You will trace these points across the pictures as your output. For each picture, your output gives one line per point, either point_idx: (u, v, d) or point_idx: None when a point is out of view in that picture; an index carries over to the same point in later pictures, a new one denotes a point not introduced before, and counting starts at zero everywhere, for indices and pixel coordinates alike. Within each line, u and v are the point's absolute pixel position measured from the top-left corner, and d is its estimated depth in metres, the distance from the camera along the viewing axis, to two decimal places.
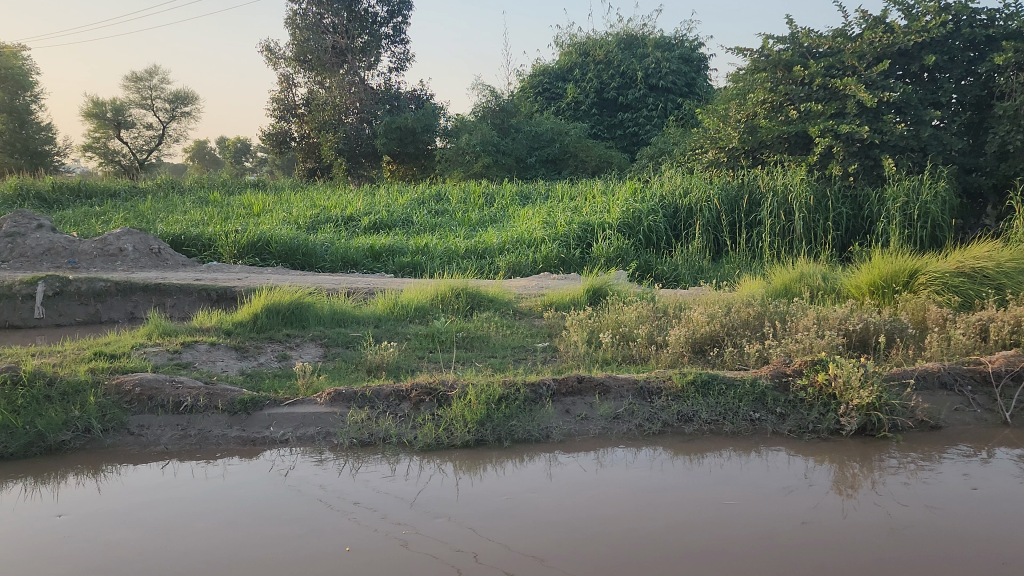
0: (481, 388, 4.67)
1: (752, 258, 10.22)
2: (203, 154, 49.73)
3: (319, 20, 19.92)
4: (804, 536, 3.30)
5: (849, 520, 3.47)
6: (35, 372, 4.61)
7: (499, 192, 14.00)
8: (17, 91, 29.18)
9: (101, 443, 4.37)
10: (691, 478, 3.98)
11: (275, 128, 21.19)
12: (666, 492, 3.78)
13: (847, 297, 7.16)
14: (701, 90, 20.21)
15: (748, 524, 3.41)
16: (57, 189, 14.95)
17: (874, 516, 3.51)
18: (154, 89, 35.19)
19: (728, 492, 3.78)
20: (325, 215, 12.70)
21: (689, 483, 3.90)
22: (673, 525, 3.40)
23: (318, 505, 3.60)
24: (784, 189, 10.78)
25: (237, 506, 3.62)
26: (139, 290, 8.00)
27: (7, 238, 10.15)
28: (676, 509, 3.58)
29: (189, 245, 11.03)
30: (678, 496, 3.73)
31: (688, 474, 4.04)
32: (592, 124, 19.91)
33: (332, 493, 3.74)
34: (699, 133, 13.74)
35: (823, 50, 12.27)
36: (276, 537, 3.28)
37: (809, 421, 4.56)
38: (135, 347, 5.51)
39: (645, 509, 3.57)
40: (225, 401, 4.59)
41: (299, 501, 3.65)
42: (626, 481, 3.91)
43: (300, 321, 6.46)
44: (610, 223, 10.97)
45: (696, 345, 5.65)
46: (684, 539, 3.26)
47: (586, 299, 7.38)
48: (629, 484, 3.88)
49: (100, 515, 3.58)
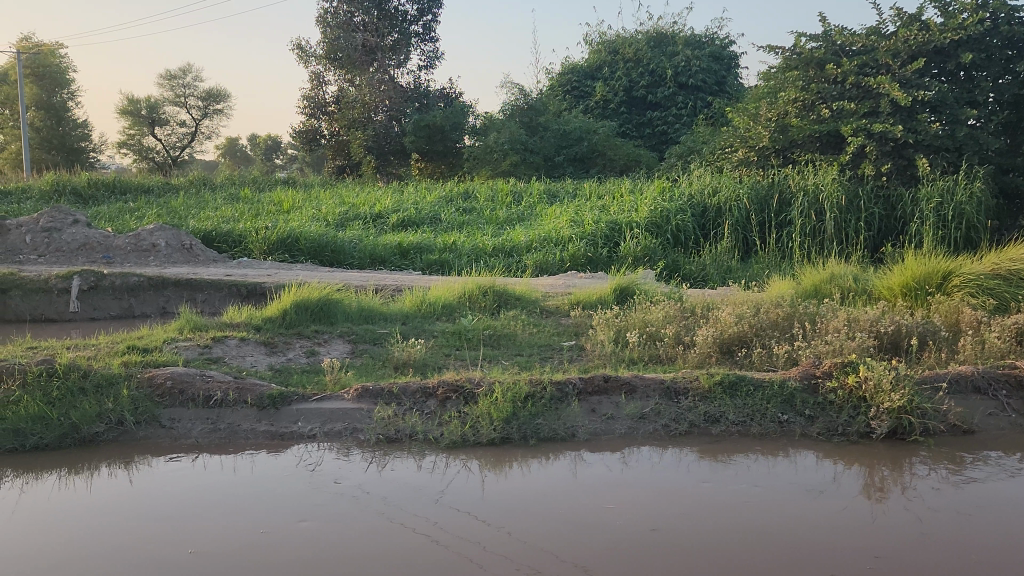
0: (507, 385, 4.67)
1: (781, 259, 10.14)
2: (234, 151, 50.23)
3: (349, 19, 20.04)
4: (826, 537, 3.29)
5: (873, 523, 3.45)
6: (70, 364, 4.70)
7: (527, 190, 14.00)
8: (55, 88, 29.87)
9: (134, 435, 4.44)
10: (718, 477, 3.97)
11: (306, 125, 21.41)
12: (694, 493, 3.76)
13: (879, 297, 7.07)
14: (732, 88, 20.02)
15: (771, 525, 3.40)
16: (92, 185, 15.17)
17: (896, 519, 3.49)
18: (187, 87, 35.61)
19: (756, 494, 3.76)
20: (354, 212, 12.79)
21: (715, 483, 3.89)
22: (695, 526, 3.39)
23: (344, 502, 3.61)
24: (815, 188, 10.66)
25: (265, 502, 3.64)
26: (171, 286, 8.09)
27: (43, 233, 10.33)
28: (701, 509, 3.58)
29: (220, 241, 11.14)
30: (704, 496, 3.72)
31: (717, 474, 4.03)
32: (620, 122, 19.79)
33: (358, 490, 3.75)
34: (728, 132, 13.57)
35: (856, 48, 12.11)
36: (296, 536, 3.27)
37: (838, 424, 4.52)
38: (167, 341, 5.59)
39: (670, 509, 3.56)
40: (254, 397, 4.63)
41: (324, 499, 3.65)
42: (655, 481, 3.91)
43: (329, 317, 6.51)
44: (638, 223, 10.92)
45: (723, 345, 5.61)
46: (704, 539, 3.25)
47: (613, 298, 7.36)
48: (656, 483, 3.87)
49: (134, 508, 3.62)
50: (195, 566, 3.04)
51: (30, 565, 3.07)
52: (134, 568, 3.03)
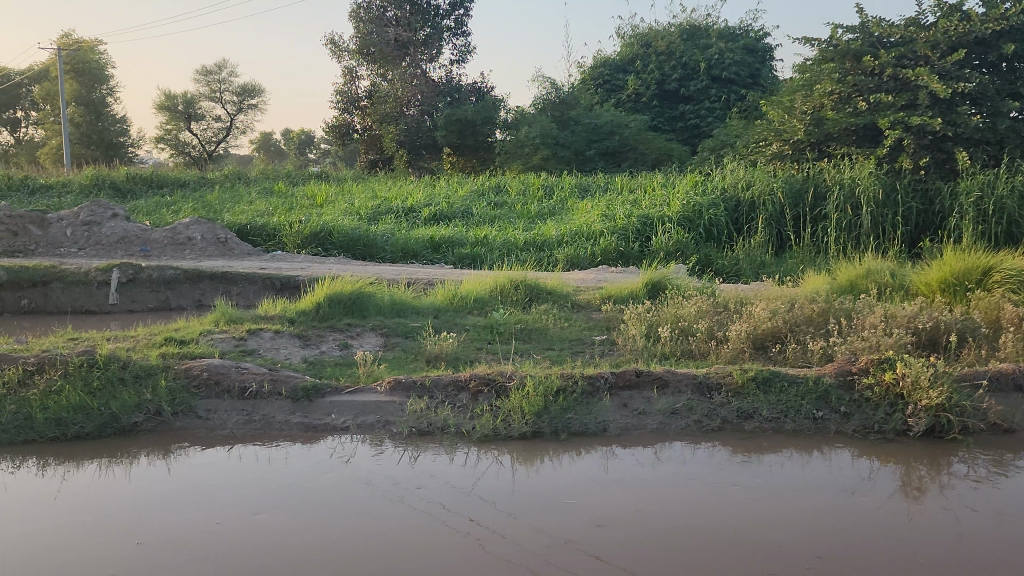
0: (538, 379, 4.68)
1: (816, 254, 10.00)
2: (268, 146, 50.79)
3: (382, 14, 20.17)
4: (842, 539, 3.22)
5: (893, 526, 3.36)
6: (109, 356, 4.78)
7: (558, 184, 13.97)
8: (94, 84, 30.46)
9: (171, 425, 4.52)
10: (741, 477, 3.91)
11: (339, 119, 21.56)
12: (714, 493, 3.70)
13: (916, 294, 6.95)
14: (767, 80, 19.80)
15: (786, 527, 3.33)
16: (130, 180, 15.43)
17: (916, 522, 3.40)
18: (222, 82, 36.01)
19: (778, 494, 3.68)
20: (386, 206, 12.86)
21: (737, 483, 3.82)
22: (709, 526, 3.34)
23: (364, 498, 3.60)
24: (851, 182, 10.52)
25: (285, 498, 3.63)
26: (207, 279, 8.20)
27: (84, 227, 10.54)
28: (716, 509, 3.52)
29: (254, 235, 11.25)
30: (724, 497, 3.65)
31: (742, 473, 3.96)
32: (652, 116, 19.65)
33: (377, 485, 3.74)
34: (762, 125, 13.37)
35: (894, 40, 11.91)
36: (304, 536, 3.23)
37: (874, 421, 4.46)
38: (203, 333, 5.68)
39: (686, 509, 3.51)
40: (288, 388, 4.70)
41: (340, 496, 3.63)
42: (677, 480, 3.85)
43: (361, 310, 6.56)
44: (670, 217, 10.85)
45: (757, 340, 5.55)
46: (718, 540, 3.20)
47: (645, 293, 7.32)
48: (678, 482, 3.82)
49: (160, 501, 3.64)
50: (204, 566, 3.00)
51: (48, 564, 3.04)
52: (147, 567, 3.00)
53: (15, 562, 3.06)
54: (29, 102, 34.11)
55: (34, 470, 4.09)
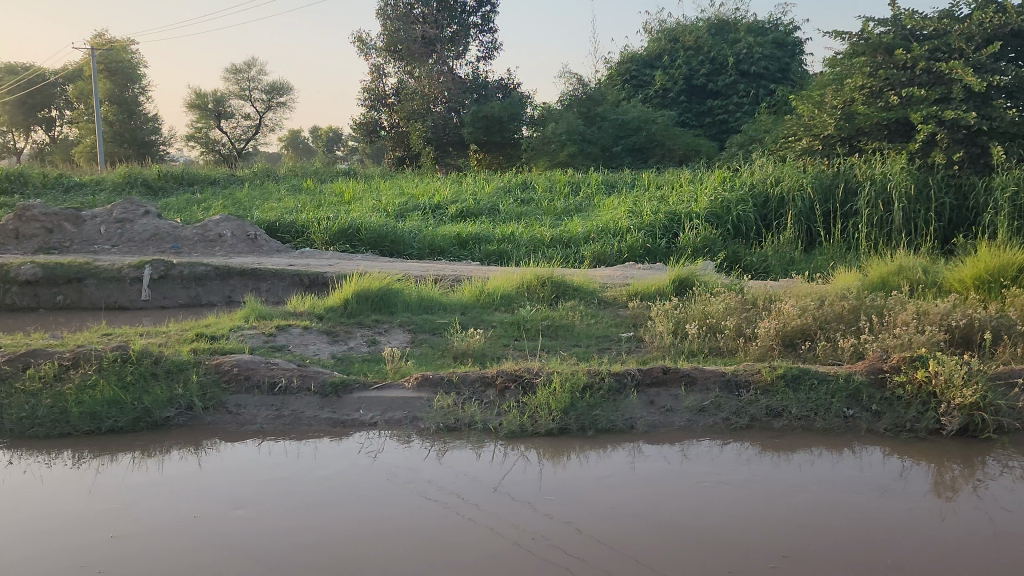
0: (565, 375, 4.68)
1: (846, 250, 9.86)
2: (296, 143, 51.22)
3: (410, 11, 20.27)
4: (854, 541, 3.17)
5: (906, 526, 3.31)
6: (142, 351, 4.85)
7: (585, 180, 13.94)
8: (127, 84, 30.86)
9: (202, 420, 4.57)
10: (754, 476, 3.85)
11: (366, 117, 21.64)
12: (724, 492, 3.65)
13: (950, 290, 6.85)
14: (796, 75, 19.60)
15: (797, 527, 3.28)
16: (162, 177, 15.63)
17: (931, 522, 3.36)
18: (251, 80, 36.34)
19: (791, 494, 3.63)
20: (413, 203, 12.90)
21: (749, 483, 3.77)
22: (718, 525, 3.29)
23: (375, 497, 3.59)
24: (883, 177, 10.37)
25: (300, 495, 3.63)
26: (237, 275, 8.30)
27: (117, 224, 10.71)
28: (726, 508, 3.47)
29: (283, 232, 11.34)
30: (735, 497, 3.60)
31: (755, 472, 3.90)
32: (680, 111, 19.52)
33: (389, 483, 3.74)
34: (792, 120, 13.21)
35: (927, 33, 11.74)
36: (313, 536, 3.21)
37: (906, 420, 4.41)
38: (233, 329, 5.74)
39: (696, 508, 3.47)
40: (317, 384, 4.75)
41: (352, 494, 3.62)
42: (687, 479, 3.81)
43: (389, 307, 6.59)
44: (698, 213, 10.78)
45: (786, 338, 5.50)
46: (727, 541, 3.15)
47: (672, 290, 7.28)
48: (689, 481, 3.78)
49: (182, 498, 3.65)
50: (213, 567, 2.98)
51: (64, 562, 3.03)
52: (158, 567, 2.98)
53: (54, 553, 3.10)
54: (63, 101, 34.67)
55: (69, 463, 4.17)
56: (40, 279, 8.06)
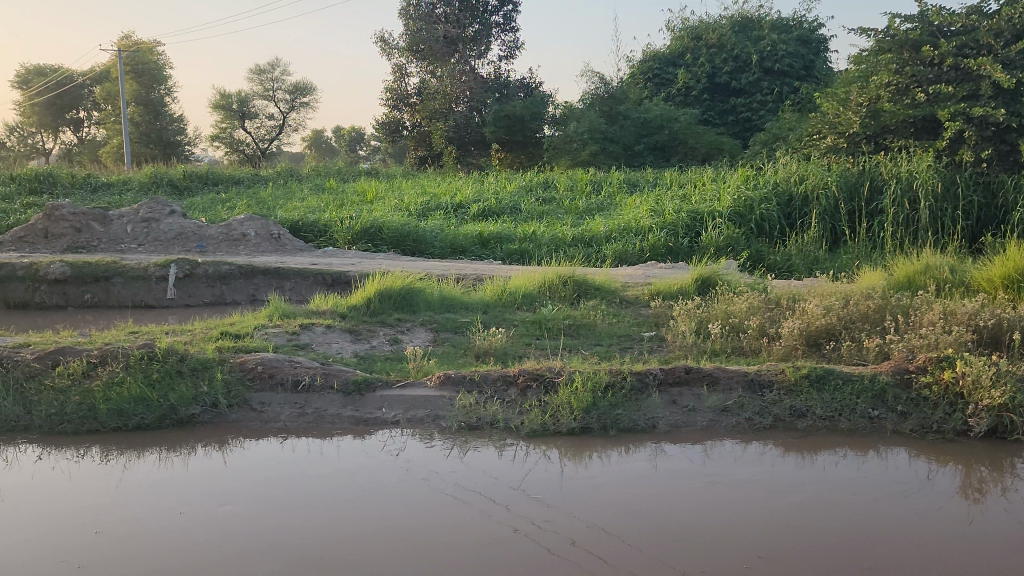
0: (587, 375, 4.67)
1: (871, 249, 9.75)
2: (318, 142, 51.53)
3: (432, 11, 20.30)
4: (871, 543, 3.14)
5: (924, 529, 3.27)
6: (168, 349, 4.91)
7: (606, 179, 13.90)
8: (152, 85, 31.18)
9: (227, 417, 4.62)
10: (767, 477, 3.83)
11: (388, 116, 21.71)
12: (733, 493, 3.63)
13: (977, 289, 6.77)
14: (820, 72, 19.43)
15: (812, 529, 3.26)
16: (187, 177, 15.79)
17: (944, 524, 3.32)
18: (275, 81, 36.59)
19: (801, 495, 3.60)
20: (435, 202, 12.93)
21: (760, 483, 3.75)
22: (723, 525, 3.28)
23: (385, 496, 3.60)
24: (909, 175, 10.26)
25: (314, 494, 3.64)
26: (261, 274, 8.37)
27: (143, 223, 10.84)
28: (741, 509, 3.45)
29: (306, 231, 11.40)
30: (743, 497, 3.58)
31: (772, 473, 3.87)
32: (702, 109, 19.39)
33: (404, 482, 3.75)
34: (816, 118, 13.10)
35: (955, 28, 11.58)
36: (325, 534, 3.23)
37: (932, 421, 4.35)
38: (257, 328, 5.78)
39: (713, 508, 3.46)
40: (340, 382, 4.78)
41: (364, 493, 3.64)
42: (699, 479, 3.79)
43: (411, 305, 6.62)
44: (721, 212, 10.72)
45: (810, 338, 5.45)
46: (745, 541, 3.14)
47: (694, 289, 7.25)
48: (701, 482, 3.76)
49: (203, 496, 3.68)
50: (227, 565, 3.00)
51: (88, 558, 3.07)
52: (164, 566, 2.99)
53: (78, 549, 3.14)
54: (90, 102, 35.09)
55: (97, 458, 4.23)
56: (68, 278, 8.17)
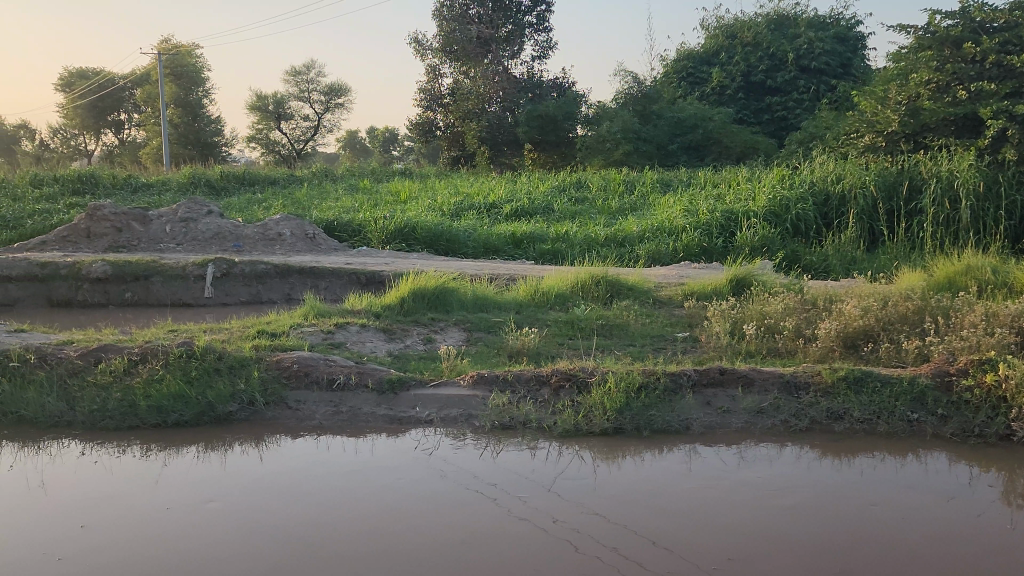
0: (621, 375, 4.65)
1: (910, 249, 9.59)
2: (352, 143, 51.98)
3: (465, 12, 20.34)
4: (908, 547, 3.10)
5: (963, 534, 3.22)
6: (205, 347, 4.98)
7: (639, 179, 13.83)
8: (191, 86, 31.68)
9: (263, 415, 4.68)
10: (797, 480, 3.78)
11: (422, 117, 21.81)
12: (757, 497, 3.58)
13: (1019, 290, 6.62)
14: (858, 70, 19.14)
15: (848, 532, 3.22)
16: (224, 178, 16.01)
17: (986, 530, 3.26)
18: (311, 82, 36.98)
19: (828, 500, 3.54)
20: (468, 202, 12.97)
21: (790, 486, 3.71)
22: (747, 527, 3.26)
23: (409, 495, 3.61)
24: (949, 175, 10.07)
25: (348, 491, 3.69)
26: (296, 273, 8.47)
27: (181, 223, 11.03)
28: (773, 511, 3.43)
29: (340, 231, 11.50)
30: (766, 501, 3.53)
31: (807, 476, 3.83)
32: (737, 108, 19.21)
33: (436, 480, 3.77)
34: (853, 117, 12.85)
35: (998, 24, 11.37)
36: (358, 530, 3.27)
37: (974, 425, 4.27)
38: (293, 326, 5.85)
39: (744, 510, 3.44)
40: (374, 381, 4.83)
41: (387, 493, 3.65)
42: (727, 482, 3.76)
43: (444, 305, 6.64)
44: (755, 211, 10.61)
45: (848, 339, 5.38)
46: (775, 543, 3.12)
47: (729, 289, 7.18)
48: (729, 484, 3.73)
49: (230, 494, 3.71)
50: (259, 557, 3.06)
51: (125, 548, 3.16)
52: (191, 560, 3.05)
53: (115, 540, 3.23)
54: (132, 104, 35.76)
55: (138, 454, 4.32)
56: (109, 277, 8.33)
